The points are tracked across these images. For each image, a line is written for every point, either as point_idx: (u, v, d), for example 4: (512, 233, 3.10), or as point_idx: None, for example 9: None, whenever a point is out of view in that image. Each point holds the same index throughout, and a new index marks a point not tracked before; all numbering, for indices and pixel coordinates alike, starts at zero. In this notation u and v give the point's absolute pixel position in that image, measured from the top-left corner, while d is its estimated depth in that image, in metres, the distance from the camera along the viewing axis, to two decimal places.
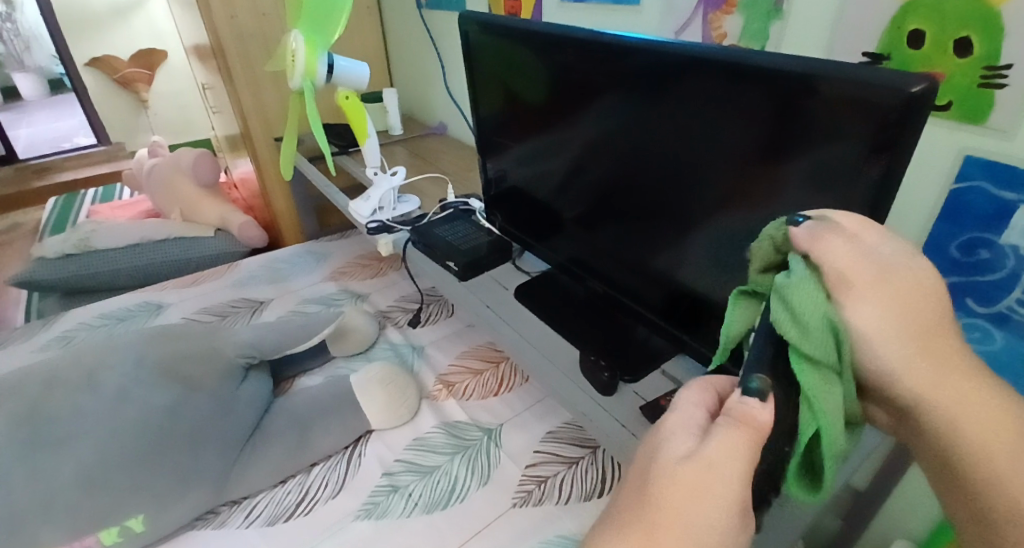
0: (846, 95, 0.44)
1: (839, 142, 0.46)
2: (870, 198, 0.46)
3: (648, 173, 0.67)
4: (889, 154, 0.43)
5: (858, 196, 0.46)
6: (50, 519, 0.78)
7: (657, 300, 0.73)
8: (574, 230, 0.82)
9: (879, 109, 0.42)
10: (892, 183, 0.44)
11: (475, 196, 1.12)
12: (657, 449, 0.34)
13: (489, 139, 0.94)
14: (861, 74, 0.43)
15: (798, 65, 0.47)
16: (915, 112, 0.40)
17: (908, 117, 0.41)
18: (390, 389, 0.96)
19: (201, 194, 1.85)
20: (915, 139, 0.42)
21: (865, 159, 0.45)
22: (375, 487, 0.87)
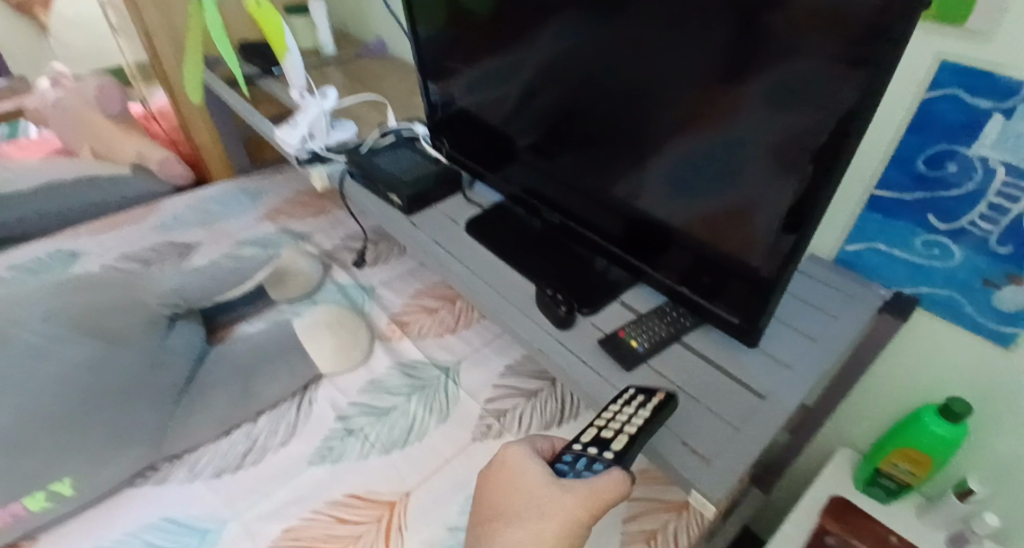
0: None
1: (817, 50, 0.41)
2: (847, 105, 0.41)
3: (606, 90, 0.60)
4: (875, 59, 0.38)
5: (835, 104, 0.42)
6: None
7: (617, 231, 0.68)
8: (528, 157, 0.76)
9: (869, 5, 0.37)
10: (876, 95, 0.40)
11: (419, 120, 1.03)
12: (521, 476, 0.52)
13: (430, 57, 0.84)
14: None
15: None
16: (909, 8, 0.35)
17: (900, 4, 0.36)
18: (337, 332, 0.90)
19: (115, 128, 1.66)
20: (907, 32, 0.37)
21: (846, 67, 0.40)
22: (329, 431, 0.84)
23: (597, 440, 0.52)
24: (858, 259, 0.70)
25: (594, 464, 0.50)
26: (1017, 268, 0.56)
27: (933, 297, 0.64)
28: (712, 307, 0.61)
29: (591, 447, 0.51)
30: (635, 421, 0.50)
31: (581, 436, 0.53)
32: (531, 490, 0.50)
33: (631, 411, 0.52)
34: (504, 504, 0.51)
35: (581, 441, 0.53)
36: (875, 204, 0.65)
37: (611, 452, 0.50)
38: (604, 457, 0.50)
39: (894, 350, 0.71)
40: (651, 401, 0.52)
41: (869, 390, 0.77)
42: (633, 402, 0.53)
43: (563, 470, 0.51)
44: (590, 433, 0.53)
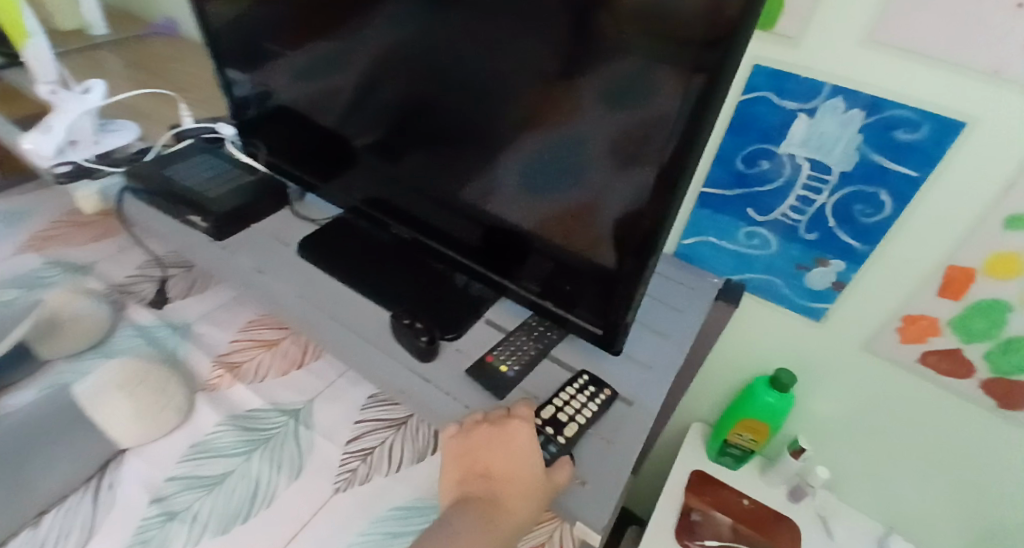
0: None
1: (659, 52, 0.40)
2: (692, 110, 0.40)
3: (446, 89, 0.54)
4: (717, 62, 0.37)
5: (682, 108, 0.41)
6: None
7: (472, 242, 0.64)
8: (367, 164, 0.67)
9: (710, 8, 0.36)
10: (718, 100, 0.39)
11: (224, 119, 0.86)
12: (520, 457, 0.48)
13: (230, 45, 0.70)
14: None
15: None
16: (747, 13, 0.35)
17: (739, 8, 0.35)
18: (138, 393, 0.73)
19: None
20: (747, 33, 0.36)
21: (692, 68, 0.39)
22: (143, 519, 0.67)
23: (553, 422, 0.52)
24: (693, 251, 0.74)
25: (548, 446, 0.50)
26: (823, 252, 0.63)
27: (757, 282, 0.71)
28: (575, 317, 0.59)
29: (547, 427, 0.52)
30: (586, 413, 0.53)
31: (541, 411, 0.53)
32: (520, 477, 0.48)
33: (583, 402, 0.54)
34: (500, 473, 0.49)
35: (541, 416, 0.53)
36: (705, 200, 0.69)
37: (563, 437, 0.51)
38: (557, 441, 0.50)
39: (733, 332, 0.78)
40: (600, 396, 0.55)
41: (712, 369, 0.84)
42: (587, 393, 0.55)
43: None
44: (548, 409, 0.54)
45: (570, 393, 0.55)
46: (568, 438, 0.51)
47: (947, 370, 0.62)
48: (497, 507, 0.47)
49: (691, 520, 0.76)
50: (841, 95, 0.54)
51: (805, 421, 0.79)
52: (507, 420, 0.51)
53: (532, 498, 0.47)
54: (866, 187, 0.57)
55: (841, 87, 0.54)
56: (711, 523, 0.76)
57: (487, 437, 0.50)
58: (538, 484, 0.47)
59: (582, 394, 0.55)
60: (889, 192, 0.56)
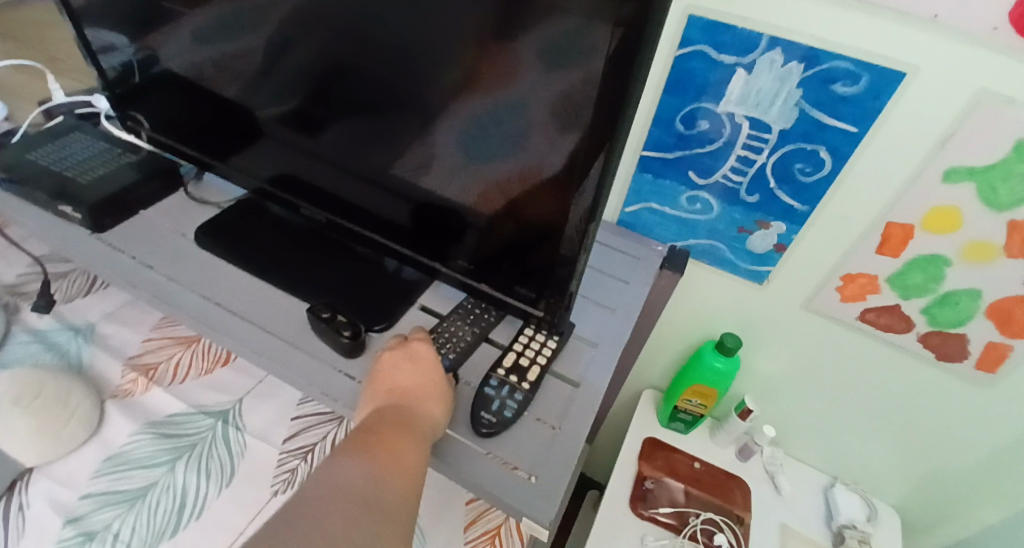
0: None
1: (583, 1, 0.35)
2: (624, 64, 0.36)
3: (355, 50, 0.48)
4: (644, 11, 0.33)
5: (612, 65, 0.37)
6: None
7: (399, 223, 0.58)
8: (277, 139, 0.60)
9: None
10: (650, 51, 0.35)
11: (97, 93, 0.76)
12: (431, 371, 0.49)
13: (93, 4, 0.59)
14: None
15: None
16: None
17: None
18: (36, 409, 0.66)
19: None
20: None
21: (621, 16, 0.34)
22: (58, 543, 0.61)
23: (516, 370, 0.52)
24: (637, 218, 0.71)
25: (514, 394, 0.50)
26: (765, 214, 0.62)
27: (700, 247, 0.69)
28: (514, 298, 0.56)
29: (512, 376, 0.51)
30: (546, 354, 0.54)
31: (502, 360, 0.53)
32: (432, 386, 0.48)
33: (540, 345, 0.55)
34: (411, 383, 0.48)
35: (503, 366, 0.52)
36: (645, 165, 0.66)
37: (527, 384, 0.51)
38: (522, 388, 0.51)
39: (680, 299, 0.76)
40: (554, 337, 0.56)
41: (659, 335, 0.82)
42: (541, 335, 0.56)
43: (489, 400, 0.50)
44: (508, 358, 0.53)
45: (520, 347, 0.54)
46: (533, 387, 0.51)
47: (886, 325, 0.63)
48: (414, 410, 0.45)
49: (645, 489, 0.76)
50: (779, 47, 0.51)
51: (751, 380, 0.79)
52: (410, 344, 0.52)
53: (444, 405, 0.48)
54: (806, 144, 0.55)
55: (779, 39, 0.51)
56: (664, 490, 0.76)
57: (391, 361, 0.50)
58: (447, 394, 0.49)
59: (533, 342, 0.55)
60: (828, 148, 0.54)
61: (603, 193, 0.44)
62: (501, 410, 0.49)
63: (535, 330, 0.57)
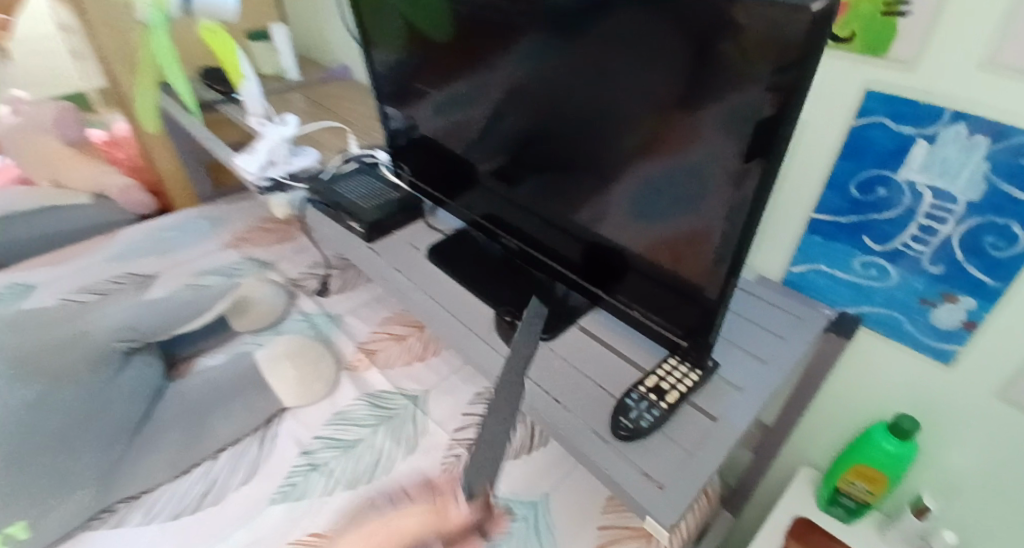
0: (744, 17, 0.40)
1: (737, 82, 0.43)
2: (771, 129, 0.43)
3: (556, 118, 0.61)
4: (787, 90, 0.40)
5: (759, 131, 0.43)
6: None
7: (571, 257, 0.70)
8: (489, 184, 0.77)
9: (785, 39, 0.39)
10: (791, 119, 0.41)
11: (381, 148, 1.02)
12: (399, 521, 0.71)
13: (387, 85, 0.85)
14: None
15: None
16: (814, 38, 0.37)
17: (806, 41, 0.37)
18: (299, 365, 0.90)
19: (70, 154, 1.57)
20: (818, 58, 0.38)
21: (768, 92, 0.41)
22: (292, 467, 0.82)
23: (656, 390, 0.58)
24: (805, 279, 0.72)
25: (651, 410, 0.57)
26: (949, 287, 0.59)
27: (875, 315, 0.67)
28: (663, 329, 0.62)
29: (652, 394, 0.58)
30: (687, 383, 0.59)
31: (645, 379, 0.60)
32: (401, 526, 0.70)
33: (682, 374, 0.60)
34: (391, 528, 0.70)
35: (646, 384, 0.59)
36: (816, 227, 0.68)
37: (666, 403, 0.57)
38: (659, 407, 0.57)
39: (847, 370, 0.73)
40: (697, 370, 0.61)
41: (821, 407, 0.79)
42: (683, 368, 0.61)
43: (629, 409, 0.57)
44: (651, 379, 0.60)
45: (662, 373, 0.61)
46: (670, 406, 0.57)
47: None
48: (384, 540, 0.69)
49: None
50: (963, 120, 0.52)
51: (932, 476, 0.71)
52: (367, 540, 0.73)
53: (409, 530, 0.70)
54: (998, 218, 0.53)
55: (963, 112, 0.52)
56: None
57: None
58: None
59: (675, 372, 0.61)
60: (1021, 223, 0.52)
61: (747, 243, 0.50)
62: (638, 419, 0.56)
63: (680, 361, 0.62)
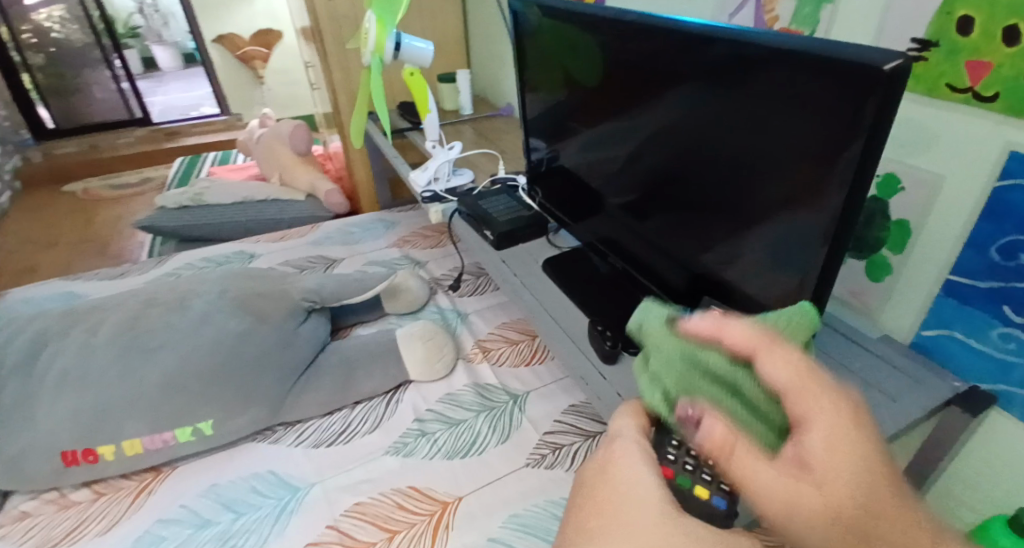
0: (840, 74, 0.45)
1: (825, 124, 0.48)
2: (853, 169, 0.47)
3: (671, 152, 0.70)
4: (868, 133, 0.44)
5: (843, 171, 0.48)
6: (93, 419, 0.90)
7: (674, 279, 0.76)
8: (608, 207, 0.86)
9: (866, 90, 0.44)
10: (872, 160, 0.45)
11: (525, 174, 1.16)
12: None
13: (538, 119, 0.99)
14: (848, 51, 0.44)
15: (792, 44, 0.49)
16: (892, 88, 0.42)
17: (885, 93, 0.42)
18: (429, 346, 1.05)
19: (296, 160, 2.00)
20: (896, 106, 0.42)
21: (851, 135, 0.46)
22: (406, 429, 0.97)
23: None
24: (936, 345, 0.68)
25: None
26: None
27: (1010, 394, 0.61)
28: None
29: None
30: None
31: None
32: None
33: None
34: None
35: None
36: (950, 289, 0.64)
37: None
38: None
39: (974, 453, 0.67)
40: None
41: (940, 492, 0.72)
42: None
43: None
44: None
45: None
46: None
47: None
48: None
49: None
50: None
51: None
52: None
53: None
54: None
55: None
56: None
57: None
58: None
59: None
60: None
61: (833, 274, 0.53)
62: None
63: None
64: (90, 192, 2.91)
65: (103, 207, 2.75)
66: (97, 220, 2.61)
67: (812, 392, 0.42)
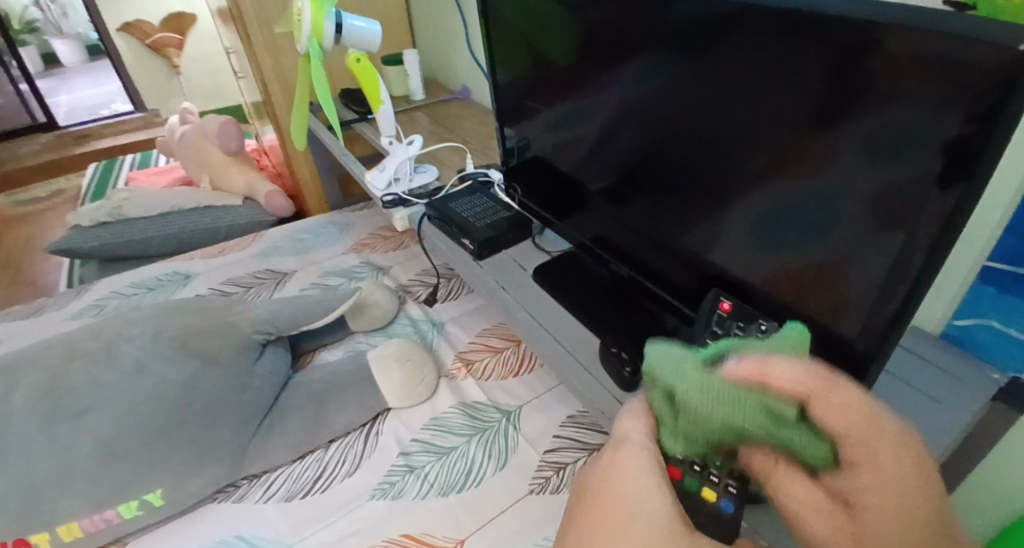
0: (921, 49, 0.35)
1: (905, 120, 0.38)
2: (948, 177, 0.36)
3: (680, 147, 0.58)
4: (975, 134, 0.34)
5: (934, 179, 0.37)
6: (11, 506, 0.75)
7: (690, 289, 0.66)
8: (601, 205, 0.75)
9: (978, 77, 0.33)
10: (979, 168, 0.35)
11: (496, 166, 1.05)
12: None
13: (508, 105, 0.87)
14: (950, 26, 0.33)
15: (860, 16, 0.38)
16: (1019, 76, 0.31)
17: (1010, 83, 0.31)
18: (407, 366, 0.94)
19: (229, 161, 1.80)
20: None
21: (947, 135, 0.35)
22: (391, 466, 0.86)
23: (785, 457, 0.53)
24: (969, 336, 0.61)
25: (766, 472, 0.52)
26: None
27: None
28: None
29: None
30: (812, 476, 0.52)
31: None
32: None
33: None
34: None
35: None
36: (988, 276, 0.57)
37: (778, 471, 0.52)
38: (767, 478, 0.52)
39: None
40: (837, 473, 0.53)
41: None
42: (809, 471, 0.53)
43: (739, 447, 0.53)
44: None
45: None
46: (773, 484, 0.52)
47: None
48: None
49: None
50: None
51: None
52: None
53: None
54: None
55: None
56: None
57: None
58: None
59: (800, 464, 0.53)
60: None
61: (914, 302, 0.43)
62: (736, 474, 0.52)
63: None
64: None
65: (9, 226, 2.44)
66: (5, 241, 2.32)
67: (871, 432, 0.33)
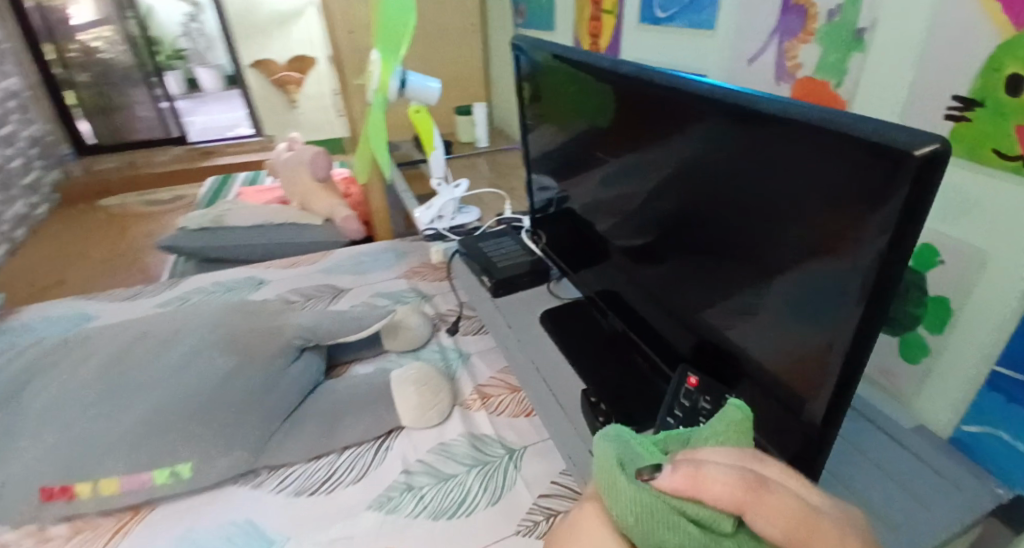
0: (845, 152, 0.39)
1: (841, 208, 0.40)
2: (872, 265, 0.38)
3: (673, 214, 0.63)
4: (891, 227, 0.36)
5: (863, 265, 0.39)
6: (72, 456, 0.87)
7: (679, 348, 0.69)
8: (609, 261, 0.80)
9: (889, 176, 0.35)
10: (898, 257, 0.37)
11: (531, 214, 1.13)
12: None
13: (541, 160, 0.94)
14: (866, 130, 0.37)
15: (800, 115, 0.42)
16: (921, 178, 0.34)
17: (913, 184, 0.34)
18: (422, 391, 0.99)
19: (316, 185, 2.01)
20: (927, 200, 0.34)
21: (870, 226, 0.38)
22: (392, 482, 0.91)
23: None
24: (977, 445, 0.60)
25: None
26: None
27: None
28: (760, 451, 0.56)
29: None
30: None
31: None
32: None
33: None
34: None
35: None
36: (995, 382, 0.56)
37: None
38: None
39: None
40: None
41: None
42: None
43: None
44: None
45: None
46: None
47: None
48: None
49: None
50: None
51: None
52: None
53: None
54: None
55: None
56: None
57: None
58: None
59: None
60: None
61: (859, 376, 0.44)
62: None
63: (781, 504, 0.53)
64: (127, 208, 3.02)
65: (137, 223, 2.84)
66: (131, 235, 2.69)
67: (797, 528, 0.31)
